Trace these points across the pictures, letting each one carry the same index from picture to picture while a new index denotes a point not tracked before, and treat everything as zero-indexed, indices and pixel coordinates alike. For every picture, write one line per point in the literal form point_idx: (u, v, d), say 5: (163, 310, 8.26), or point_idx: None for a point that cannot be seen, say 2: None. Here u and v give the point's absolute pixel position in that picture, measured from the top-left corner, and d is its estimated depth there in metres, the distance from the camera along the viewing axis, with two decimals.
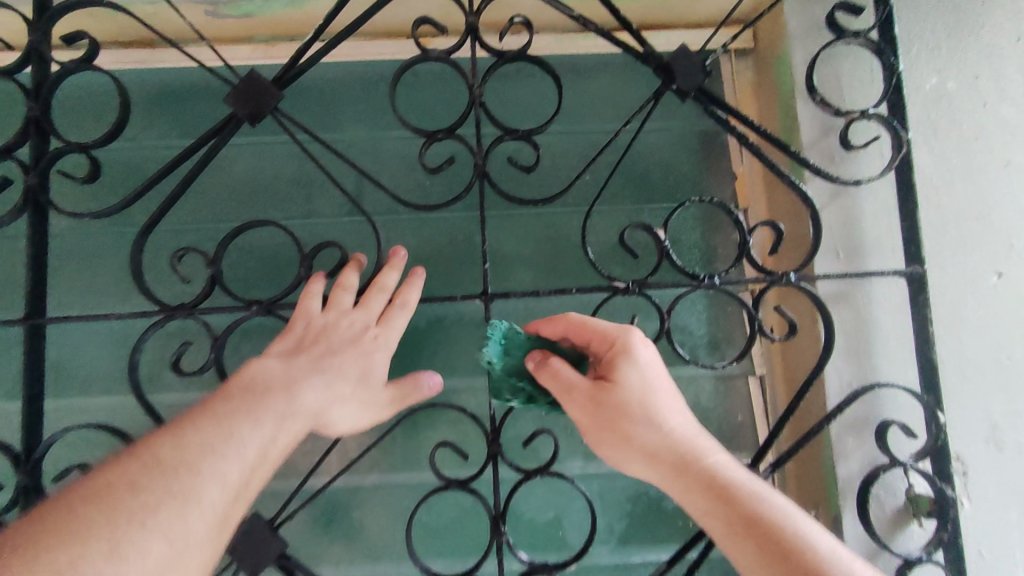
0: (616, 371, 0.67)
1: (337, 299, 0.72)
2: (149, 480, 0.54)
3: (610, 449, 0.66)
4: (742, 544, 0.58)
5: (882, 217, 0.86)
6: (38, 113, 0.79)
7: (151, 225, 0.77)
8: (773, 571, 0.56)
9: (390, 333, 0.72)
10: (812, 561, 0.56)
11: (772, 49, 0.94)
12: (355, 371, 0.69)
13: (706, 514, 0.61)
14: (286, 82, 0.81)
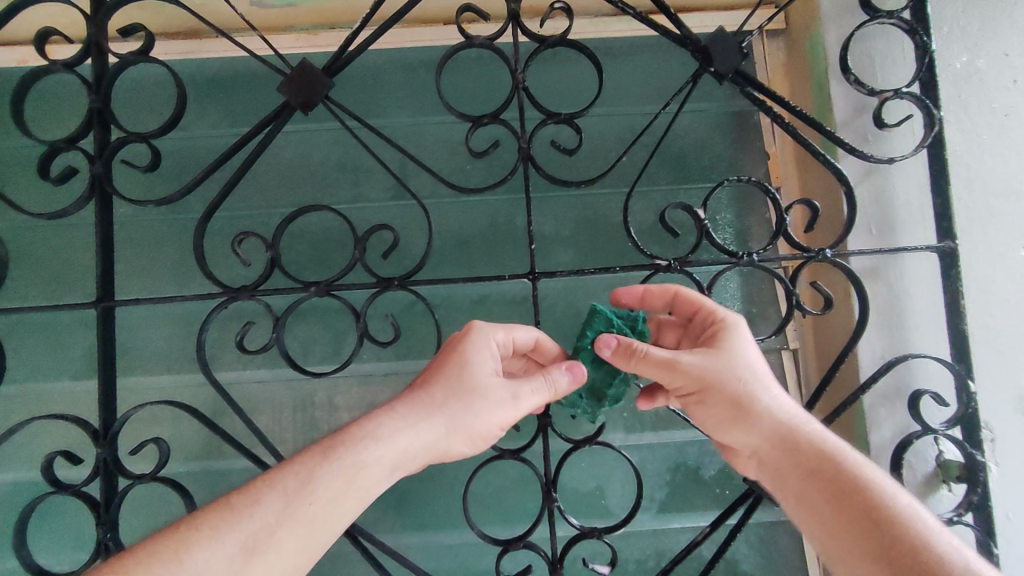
0: (724, 339, 0.69)
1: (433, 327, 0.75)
2: (194, 521, 0.54)
3: (706, 409, 0.68)
4: (840, 510, 0.58)
5: (914, 194, 0.88)
6: (99, 104, 0.81)
7: (211, 211, 0.81)
8: (867, 538, 0.55)
9: (465, 341, 0.69)
10: (908, 532, 0.54)
11: (805, 29, 0.96)
12: (439, 387, 0.66)
13: (805, 481, 0.61)
14: (335, 71, 0.83)
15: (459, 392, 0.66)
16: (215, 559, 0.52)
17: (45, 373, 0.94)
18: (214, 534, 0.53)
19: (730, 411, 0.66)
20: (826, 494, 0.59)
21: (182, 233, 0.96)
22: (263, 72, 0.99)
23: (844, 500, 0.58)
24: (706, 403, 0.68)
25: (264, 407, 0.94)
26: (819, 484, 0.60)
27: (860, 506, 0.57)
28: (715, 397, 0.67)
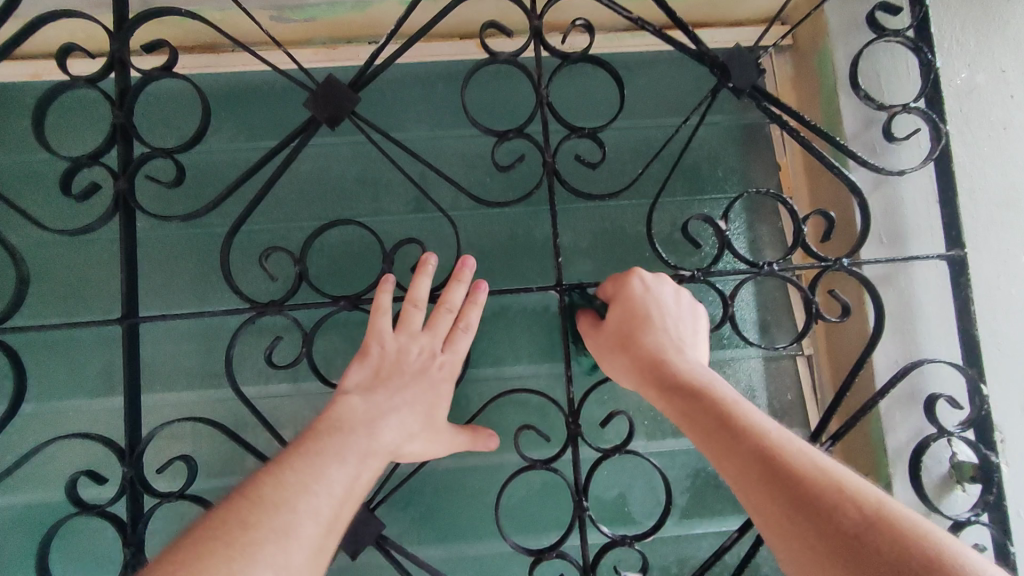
0: (653, 290, 0.75)
1: (405, 324, 0.77)
2: (276, 495, 0.57)
3: (606, 352, 0.74)
4: (694, 426, 0.62)
5: (922, 204, 0.92)
6: (123, 120, 0.81)
7: (237, 227, 0.79)
8: (714, 446, 0.59)
9: (454, 361, 0.77)
10: (748, 434, 0.58)
11: (812, 47, 0.99)
12: (422, 404, 0.73)
13: (692, 403, 0.63)
14: (361, 86, 0.84)
15: (433, 420, 0.74)
16: (314, 531, 0.56)
17: (62, 391, 0.93)
18: (309, 508, 0.57)
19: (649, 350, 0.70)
20: (720, 422, 0.60)
21: (200, 249, 0.95)
22: (280, 86, 0.99)
23: (699, 411, 0.62)
24: (624, 345, 0.73)
25: (287, 421, 0.94)
26: (711, 412, 0.61)
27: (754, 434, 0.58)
28: (639, 338, 0.72)
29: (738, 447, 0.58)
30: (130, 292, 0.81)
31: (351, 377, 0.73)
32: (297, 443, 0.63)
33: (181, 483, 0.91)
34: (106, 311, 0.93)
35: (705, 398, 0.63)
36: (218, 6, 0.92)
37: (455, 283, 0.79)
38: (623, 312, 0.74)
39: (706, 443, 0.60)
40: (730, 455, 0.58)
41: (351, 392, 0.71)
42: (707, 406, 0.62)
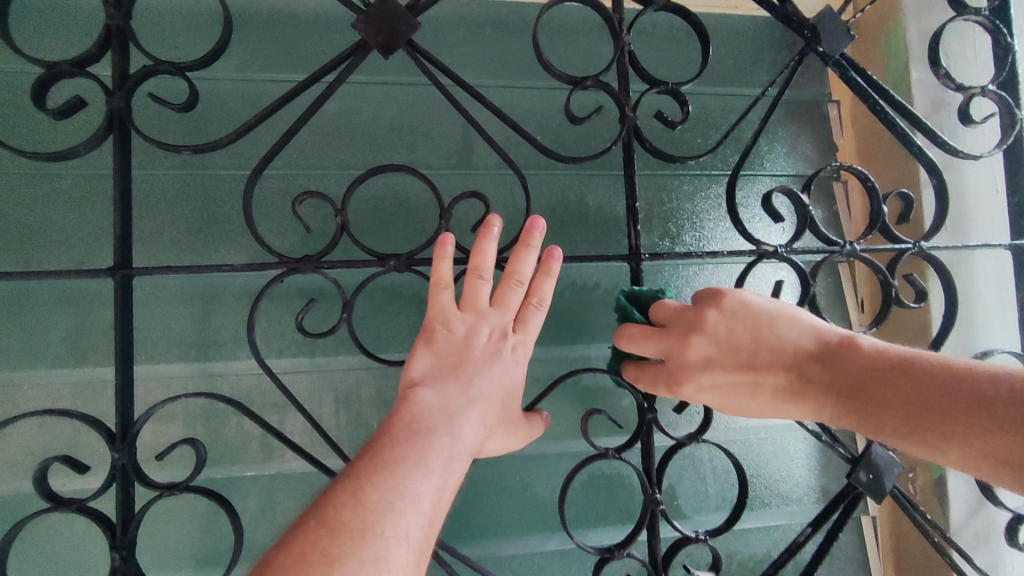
0: (710, 347, 0.56)
1: (469, 301, 0.62)
2: (358, 520, 0.46)
3: (747, 409, 0.58)
4: (920, 432, 0.49)
5: (985, 191, 0.89)
6: (121, 22, 0.64)
7: (265, 166, 0.63)
8: (961, 438, 0.48)
9: (528, 342, 0.63)
10: (976, 392, 0.48)
11: (880, 25, 0.95)
12: (499, 394, 0.61)
13: (897, 404, 0.51)
14: (421, 9, 0.70)
15: (511, 411, 0.62)
16: (405, 564, 0.46)
17: (15, 359, 0.75)
18: (398, 533, 0.47)
19: (810, 399, 0.55)
20: (961, 431, 0.48)
21: (200, 193, 0.80)
22: (309, 11, 0.85)
23: (910, 411, 0.50)
24: (772, 389, 0.56)
25: (302, 401, 0.82)
26: (944, 398, 0.49)
27: (1002, 418, 0.47)
28: (775, 384, 0.56)
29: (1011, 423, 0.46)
30: (124, 236, 0.63)
31: (415, 366, 0.61)
32: (369, 446, 0.52)
33: (188, 470, 0.79)
34: (77, 262, 0.76)
35: (927, 416, 0.49)
36: None
37: (523, 247, 0.62)
38: (727, 396, 0.57)
39: (983, 440, 0.47)
40: (980, 432, 0.47)
41: (419, 385, 0.59)
42: (934, 425, 0.49)
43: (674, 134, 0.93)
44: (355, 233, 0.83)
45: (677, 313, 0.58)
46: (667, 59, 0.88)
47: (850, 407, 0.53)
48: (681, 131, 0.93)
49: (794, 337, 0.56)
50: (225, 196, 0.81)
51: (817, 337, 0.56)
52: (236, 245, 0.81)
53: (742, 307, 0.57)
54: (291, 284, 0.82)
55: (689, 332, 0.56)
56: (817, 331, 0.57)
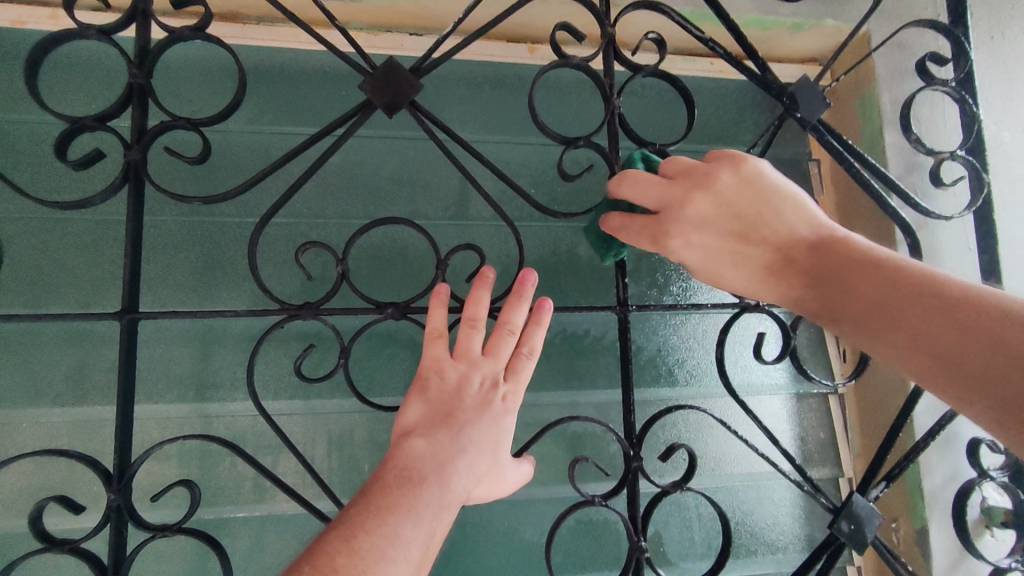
0: (708, 208, 0.55)
1: (462, 350, 0.65)
2: (351, 567, 0.48)
3: (726, 275, 0.57)
4: (881, 326, 0.47)
5: (956, 249, 0.94)
6: (143, 81, 0.69)
7: (269, 218, 0.69)
8: (924, 338, 0.44)
9: (518, 391, 0.65)
10: (961, 302, 0.44)
11: (856, 91, 1.01)
12: (490, 443, 0.63)
13: (873, 296, 0.48)
14: (422, 73, 0.75)
15: (500, 460, 0.63)
16: None
17: (16, 397, 0.77)
18: None
19: (787, 282, 0.54)
20: (927, 332, 0.44)
21: (206, 239, 0.84)
22: (318, 71, 0.91)
23: (884, 303, 0.47)
24: (753, 260, 0.55)
25: (295, 443, 0.83)
26: (923, 300, 0.45)
27: (979, 333, 0.42)
28: (761, 257, 0.55)
29: (987, 338, 0.42)
30: (131, 283, 0.67)
31: (409, 413, 0.63)
32: (362, 493, 0.54)
33: (181, 510, 0.80)
34: (83, 303, 0.79)
35: (883, 306, 0.47)
36: None
37: (516, 298, 0.67)
38: (706, 257, 0.56)
39: (946, 349, 0.43)
40: (945, 340, 0.43)
41: (412, 432, 0.61)
42: (886, 316, 0.47)
43: None
44: (354, 280, 0.86)
45: (692, 170, 0.57)
46: (654, 121, 0.94)
47: (819, 291, 0.52)
48: None
49: (796, 220, 0.55)
50: (230, 242, 0.84)
51: (818, 227, 0.54)
52: (238, 289, 0.84)
53: (755, 177, 0.56)
54: (289, 329, 0.84)
55: (695, 186, 0.56)
56: (820, 223, 0.55)
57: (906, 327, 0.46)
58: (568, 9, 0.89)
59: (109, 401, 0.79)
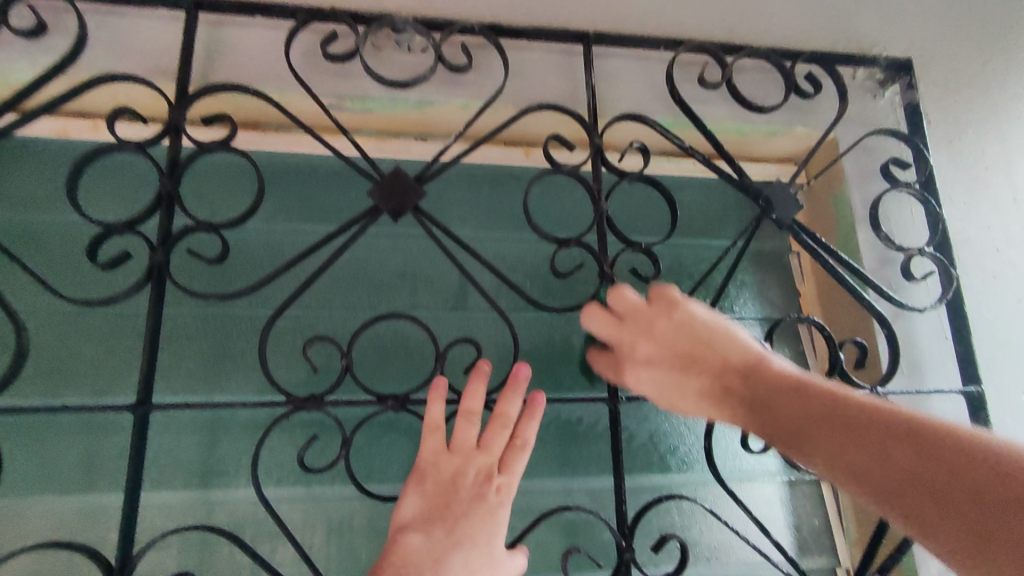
0: (652, 348, 0.71)
1: (458, 442, 0.69)
2: None
3: (683, 403, 0.71)
4: (802, 444, 0.61)
5: (933, 338, 0.98)
6: (170, 189, 0.77)
7: (282, 311, 0.77)
8: (832, 452, 0.58)
9: (512, 482, 0.68)
10: (853, 417, 0.58)
11: (829, 188, 1.08)
12: (484, 536, 0.64)
13: (790, 419, 0.62)
14: (426, 181, 0.84)
15: (496, 552, 0.64)
16: None
17: (24, 486, 0.79)
18: None
19: (729, 404, 0.67)
20: (836, 449, 0.58)
21: (218, 330, 0.88)
22: (330, 173, 0.99)
23: (799, 425, 0.61)
24: (701, 389, 0.69)
25: (294, 531, 0.84)
26: (829, 419, 0.59)
27: (873, 445, 0.55)
28: (704, 387, 0.69)
29: (877, 450, 0.55)
30: (148, 375, 0.71)
31: (406, 508, 0.65)
32: None
33: None
34: (97, 392, 0.83)
35: (807, 431, 0.60)
36: (281, 87, 0.89)
37: (510, 392, 0.72)
38: (664, 389, 0.71)
39: (849, 460, 0.56)
40: (849, 453, 0.57)
41: (408, 527, 0.64)
42: (804, 435, 0.60)
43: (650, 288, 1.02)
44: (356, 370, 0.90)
45: (638, 312, 0.73)
46: (640, 219, 1.01)
47: (753, 415, 0.65)
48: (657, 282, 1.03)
49: (728, 350, 0.68)
50: (241, 332, 0.89)
51: (747, 353, 0.68)
52: (246, 378, 0.87)
53: (686, 315, 0.70)
54: (293, 419, 0.88)
55: (639, 332, 0.72)
56: (749, 348, 0.68)
57: (819, 445, 0.59)
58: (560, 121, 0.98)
59: (114, 490, 0.81)
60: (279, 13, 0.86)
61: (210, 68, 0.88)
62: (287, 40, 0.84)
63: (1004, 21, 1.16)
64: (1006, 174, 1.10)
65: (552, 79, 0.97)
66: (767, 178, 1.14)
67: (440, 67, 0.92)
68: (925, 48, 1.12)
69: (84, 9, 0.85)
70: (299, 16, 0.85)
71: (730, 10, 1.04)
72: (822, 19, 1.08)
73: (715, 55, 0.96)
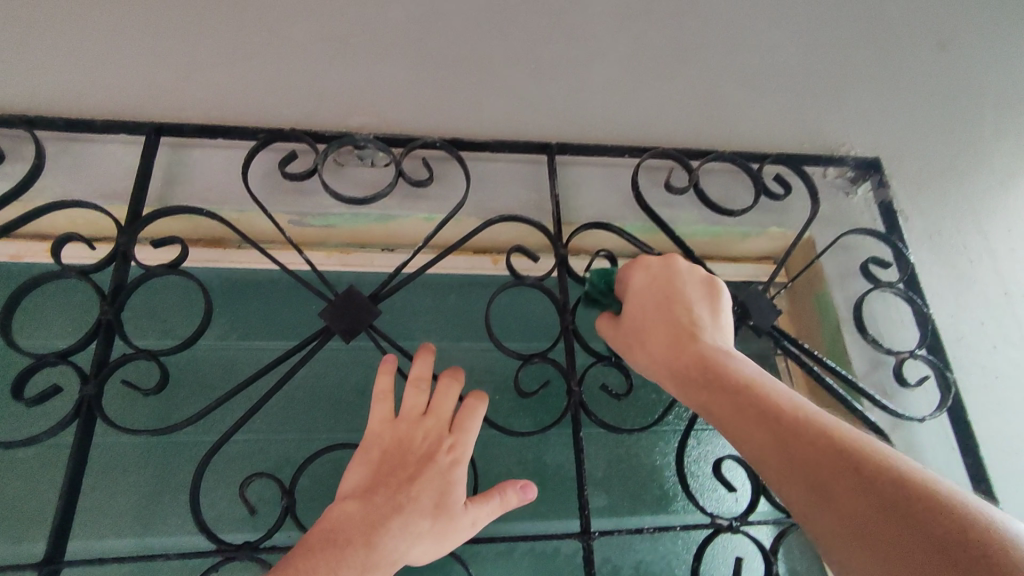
0: (658, 283, 0.74)
1: (405, 410, 0.68)
2: None
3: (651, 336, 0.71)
4: (748, 414, 0.59)
5: (939, 449, 0.90)
6: (111, 317, 0.73)
7: (219, 447, 0.71)
8: (776, 432, 0.56)
9: (465, 441, 0.67)
10: (821, 422, 0.56)
11: (808, 289, 1.04)
12: (430, 491, 0.62)
13: (751, 392, 0.60)
14: (381, 298, 0.80)
15: (447, 509, 0.62)
16: None
17: None
18: None
19: (678, 361, 0.67)
20: (783, 433, 0.56)
21: (157, 461, 0.82)
22: (292, 286, 0.95)
23: (757, 399, 0.59)
24: (672, 336, 0.69)
25: None
26: (792, 410, 0.57)
27: (827, 446, 0.53)
28: (679, 336, 0.69)
29: (835, 451, 0.53)
30: (61, 527, 0.65)
31: (349, 478, 0.64)
32: (285, 555, 0.55)
33: None
34: (15, 539, 0.75)
35: (748, 409, 0.59)
36: (240, 207, 0.88)
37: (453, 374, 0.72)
38: (643, 315, 0.72)
39: (798, 445, 0.54)
40: (795, 437, 0.55)
41: (349, 496, 0.62)
42: (756, 408, 0.59)
43: (627, 402, 0.95)
44: (305, 504, 0.82)
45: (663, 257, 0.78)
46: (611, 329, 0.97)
47: (710, 375, 0.64)
48: (635, 396, 0.96)
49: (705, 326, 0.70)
50: (183, 461, 0.82)
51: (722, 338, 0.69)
52: (183, 515, 0.80)
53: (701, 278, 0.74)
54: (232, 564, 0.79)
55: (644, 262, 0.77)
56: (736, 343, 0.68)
57: (768, 420, 0.57)
58: (527, 230, 0.96)
59: None
60: (242, 134, 0.87)
61: (168, 189, 0.87)
62: (245, 160, 0.84)
63: (975, 115, 1.17)
64: (993, 266, 1.06)
65: (517, 188, 0.96)
66: (746, 277, 1.10)
67: (401, 181, 0.92)
68: (895, 144, 1.12)
69: (45, 137, 0.86)
70: (259, 137, 0.87)
71: (694, 115, 1.05)
72: (787, 121, 1.09)
73: (681, 160, 0.96)
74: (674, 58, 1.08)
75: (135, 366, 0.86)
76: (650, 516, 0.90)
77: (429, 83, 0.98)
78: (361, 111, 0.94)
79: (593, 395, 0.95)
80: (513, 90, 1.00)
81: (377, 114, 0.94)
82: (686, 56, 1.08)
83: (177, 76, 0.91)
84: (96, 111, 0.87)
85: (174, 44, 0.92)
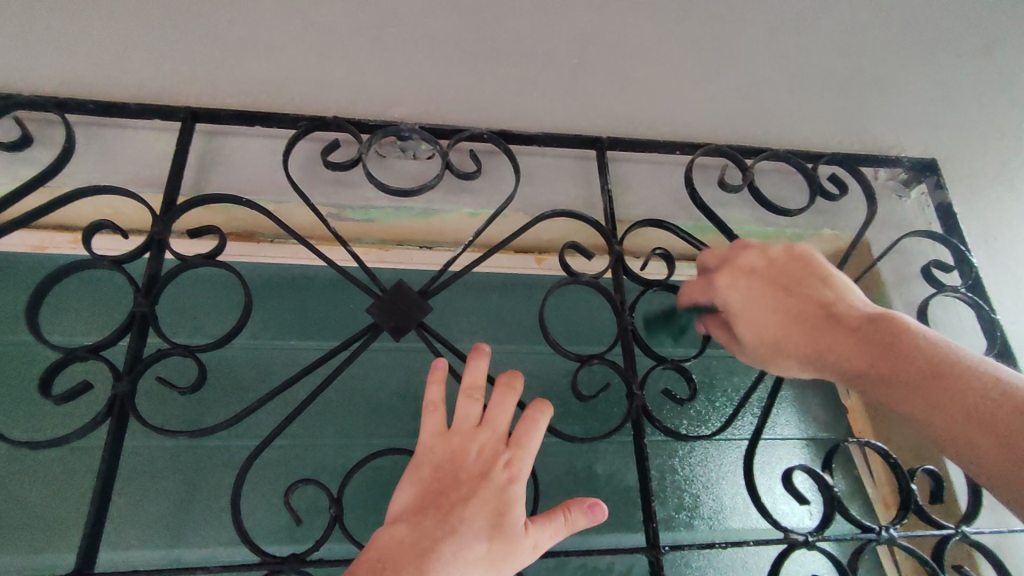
0: (759, 266, 0.68)
1: (458, 422, 0.63)
2: None
3: (773, 319, 0.65)
4: (911, 397, 0.56)
5: None
6: (146, 309, 0.68)
7: (263, 450, 0.64)
8: (948, 413, 0.54)
9: (524, 456, 0.61)
10: (989, 387, 0.54)
11: (865, 295, 1.02)
12: (486, 511, 0.57)
13: (908, 368, 0.57)
14: (431, 294, 0.75)
15: (505, 530, 0.56)
16: None
17: None
18: None
19: (825, 340, 0.62)
20: (956, 415, 0.54)
21: (188, 465, 0.76)
22: (328, 284, 0.91)
23: (921, 376, 0.56)
24: (798, 316, 0.64)
25: None
26: (956, 381, 0.55)
27: (1003, 423, 0.52)
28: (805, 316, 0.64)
29: (1015, 430, 0.52)
30: (91, 537, 0.60)
31: (399, 499, 0.58)
32: None
33: None
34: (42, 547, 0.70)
35: (927, 387, 0.55)
36: (280, 199, 0.84)
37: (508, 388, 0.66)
38: (753, 305, 0.66)
39: (975, 429, 0.53)
40: (972, 415, 0.53)
41: (400, 518, 0.56)
42: (918, 386, 0.56)
43: (683, 410, 0.92)
44: (355, 512, 0.78)
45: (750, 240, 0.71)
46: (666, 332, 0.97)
47: (858, 355, 0.59)
48: (692, 406, 0.93)
49: (841, 293, 0.64)
50: (217, 467, 0.77)
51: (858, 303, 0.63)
52: (218, 523, 0.74)
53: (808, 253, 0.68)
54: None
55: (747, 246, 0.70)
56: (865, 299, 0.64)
57: (934, 400, 0.55)
58: (578, 228, 0.91)
59: None
60: (282, 122, 0.83)
61: (203, 180, 0.83)
62: (285, 149, 0.79)
63: None
64: None
65: (565, 184, 0.92)
66: None
67: (447, 174, 0.88)
68: (946, 146, 1.08)
69: (75, 121, 0.81)
70: (300, 125, 0.82)
71: (744, 113, 1.02)
72: (838, 120, 1.05)
73: (734, 157, 0.91)
74: (729, 47, 1.03)
75: (168, 363, 0.82)
76: (706, 532, 0.85)
77: (473, 73, 0.93)
78: (405, 102, 0.90)
79: (650, 403, 0.91)
80: (560, 81, 0.96)
81: (420, 105, 0.90)
82: (737, 48, 1.03)
83: (211, 61, 0.86)
84: (128, 97, 0.83)
85: (206, 25, 0.87)
